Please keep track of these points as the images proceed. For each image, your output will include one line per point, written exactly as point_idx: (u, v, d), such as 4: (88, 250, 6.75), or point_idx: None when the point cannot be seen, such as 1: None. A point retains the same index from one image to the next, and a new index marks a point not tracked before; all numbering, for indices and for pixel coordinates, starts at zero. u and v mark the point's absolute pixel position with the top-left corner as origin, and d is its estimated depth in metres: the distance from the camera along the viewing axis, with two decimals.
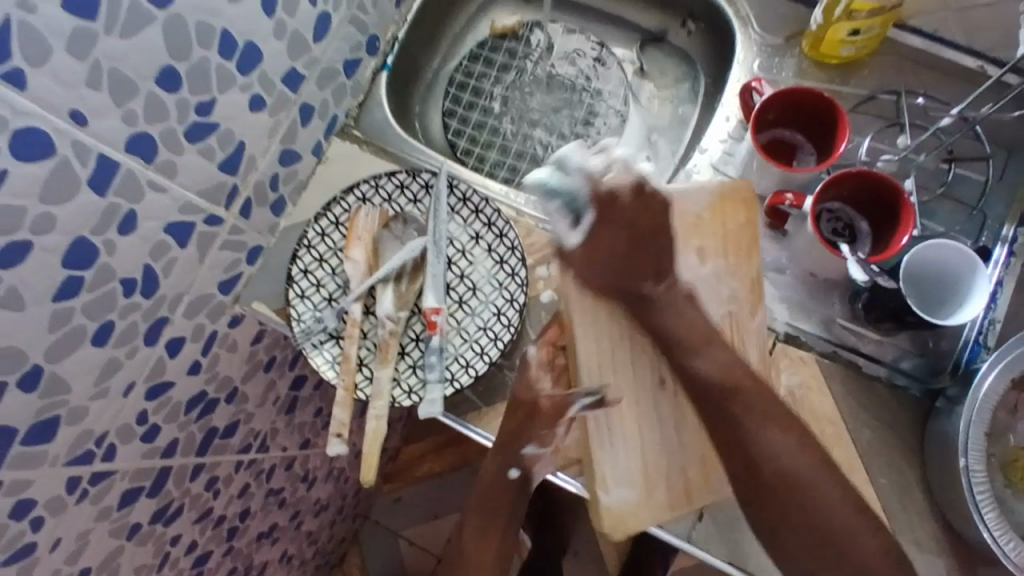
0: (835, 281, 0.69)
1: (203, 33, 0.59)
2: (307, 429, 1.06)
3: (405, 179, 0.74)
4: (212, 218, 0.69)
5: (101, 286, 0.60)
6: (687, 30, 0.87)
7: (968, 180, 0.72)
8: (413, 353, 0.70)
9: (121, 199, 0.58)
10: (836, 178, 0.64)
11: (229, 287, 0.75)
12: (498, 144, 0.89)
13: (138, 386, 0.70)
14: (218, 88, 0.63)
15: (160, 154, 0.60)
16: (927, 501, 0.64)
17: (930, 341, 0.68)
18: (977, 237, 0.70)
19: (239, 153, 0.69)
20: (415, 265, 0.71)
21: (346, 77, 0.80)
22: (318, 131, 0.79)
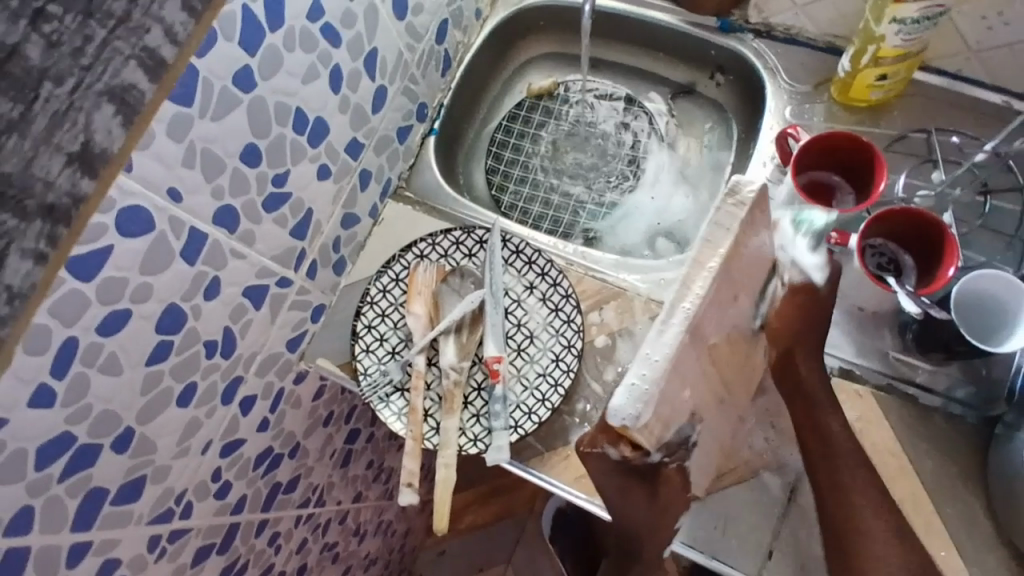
0: (882, 314, 0.71)
1: (281, 112, 0.65)
2: (359, 481, 1.07)
3: (460, 236, 0.79)
4: (283, 281, 0.73)
5: (186, 350, 0.64)
6: (716, 82, 0.92)
7: (1005, 210, 0.74)
8: (477, 402, 0.72)
9: (208, 267, 0.63)
10: (878, 216, 0.68)
11: (295, 345, 0.79)
12: (541, 197, 0.94)
13: (214, 444, 0.73)
14: (291, 160, 0.68)
15: (241, 224, 0.65)
16: (995, 530, 0.64)
17: (983, 369, 0.69)
18: (1019, 266, 0.72)
19: (307, 219, 0.74)
20: (474, 316, 0.74)
21: (399, 143, 0.85)
22: (375, 194, 0.83)
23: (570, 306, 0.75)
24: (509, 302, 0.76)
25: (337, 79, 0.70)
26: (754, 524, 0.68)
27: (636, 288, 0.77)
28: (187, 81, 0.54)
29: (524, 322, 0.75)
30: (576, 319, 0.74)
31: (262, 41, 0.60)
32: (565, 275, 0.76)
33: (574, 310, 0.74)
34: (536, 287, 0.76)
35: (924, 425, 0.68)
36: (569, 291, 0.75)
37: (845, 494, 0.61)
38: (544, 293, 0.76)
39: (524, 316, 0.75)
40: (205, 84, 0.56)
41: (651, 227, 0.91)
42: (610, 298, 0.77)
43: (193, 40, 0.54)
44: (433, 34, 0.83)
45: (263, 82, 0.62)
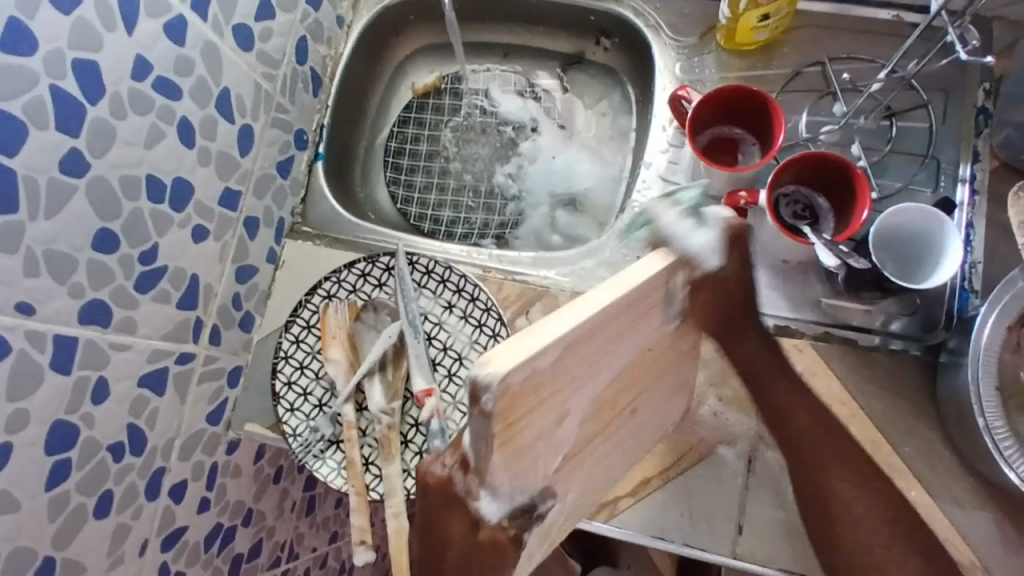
0: (807, 262, 0.69)
1: (129, 185, 0.59)
2: (332, 522, 1.04)
3: (366, 267, 0.73)
4: (183, 356, 0.68)
5: (88, 462, 0.59)
6: (603, 47, 0.87)
7: (913, 130, 0.72)
8: (416, 439, 0.69)
9: (88, 370, 0.57)
10: (785, 165, 0.65)
11: (217, 417, 0.74)
12: (448, 201, 0.89)
13: (152, 542, 0.68)
14: (157, 232, 0.62)
15: (116, 315, 0.59)
16: (956, 457, 0.63)
17: (917, 298, 0.67)
18: (935, 184, 0.70)
19: (195, 286, 0.68)
20: (396, 350, 0.70)
21: (283, 179, 0.79)
22: (268, 238, 0.78)
23: (493, 318, 0.71)
24: (430, 326, 0.72)
25: (187, 132, 0.64)
26: (720, 500, 0.66)
27: (559, 285, 0.73)
28: (2, 184, 0.49)
29: (450, 345, 0.71)
30: (502, 331, 0.70)
31: (84, 118, 0.54)
32: (483, 286, 0.72)
33: (499, 323, 0.70)
34: (455, 304, 0.72)
35: (870, 367, 0.66)
36: (489, 304, 0.71)
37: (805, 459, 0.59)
38: (464, 311, 0.72)
39: (448, 339, 0.71)
40: (25, 182, 0.50)
41: (567, 211, 0.87)
42: (536, 299, 0.73)
43: None
44: (292, 55, 0.77)
45: (97, 159, 0.55)
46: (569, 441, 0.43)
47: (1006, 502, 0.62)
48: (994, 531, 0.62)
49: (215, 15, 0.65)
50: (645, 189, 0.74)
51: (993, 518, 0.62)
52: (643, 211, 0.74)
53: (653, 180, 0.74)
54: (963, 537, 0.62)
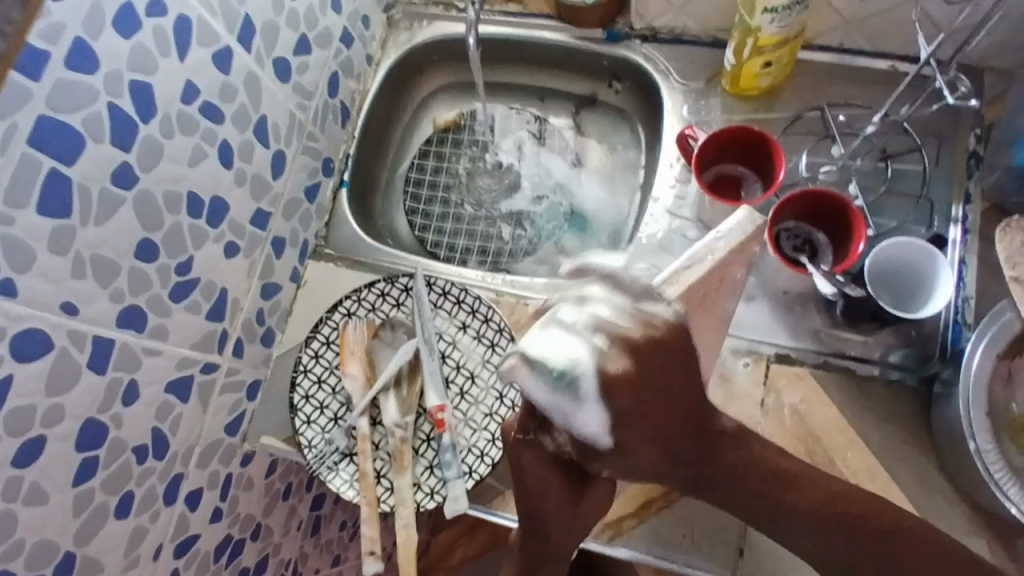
0: (807, 294, 0.73)
1: (171, 200, 0.63)
2: (335, 544, 1.04)
3: (385, 287, 0.77)
4: (208, 366, 0.71)
5: (114, 461, 0.61)
6: (615, 89, 0.93)
7: (907, 172, 0.76)
8: (428, 453, 0.71)
9: (121, 372, 0.60)
10: (785, 201, 0.69)
11: (235, 428, 0.76)
12: (464, 230, 0.93)
13: (166, 547, 0.69)
14: (192, 245, 0.66)
15: (150, 321, 0.63)
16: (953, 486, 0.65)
17: (913, 330, 0.70)
18: (929, 223, 0.74)
19: (223, 299, 0.71)
20: (411, 367, 0.73)
21: (309, 203, 0.83)
22: (293, 258, 0.82)
23: (505, 339, 0.74)
24: (445, 345, 0.75)
25: (226, 153, 0.68)
26: (723, 522, 0.68)
27: None
28: (61, 192, 0.53)
29: (462, 363, 0.74)
30: (513, 352, 0.73)
31: (136, 134, 0.58)
32: (496, 308, 0.75)
33: (510, 343, 0.73)
34: (469, 325, 0.75)
35: (867, 396, 0.69)
36: (502, 325, 0.74)
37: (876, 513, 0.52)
38: (478, 331, 0.75)
39: (462, 357, 0.74)
40: (80, 190, 0.54)
41: (577, 242, 0.91)
42: None
43: (57, 148, 0.52)
44: (324, 89, 0.82)
45: (145, 173, 0.60)
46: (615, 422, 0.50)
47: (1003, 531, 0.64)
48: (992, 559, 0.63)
49: (259, 48, 0.70)
50: (653, 222, 0.78)
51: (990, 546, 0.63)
52: (650, 242, 0.77)
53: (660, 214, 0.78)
54: None
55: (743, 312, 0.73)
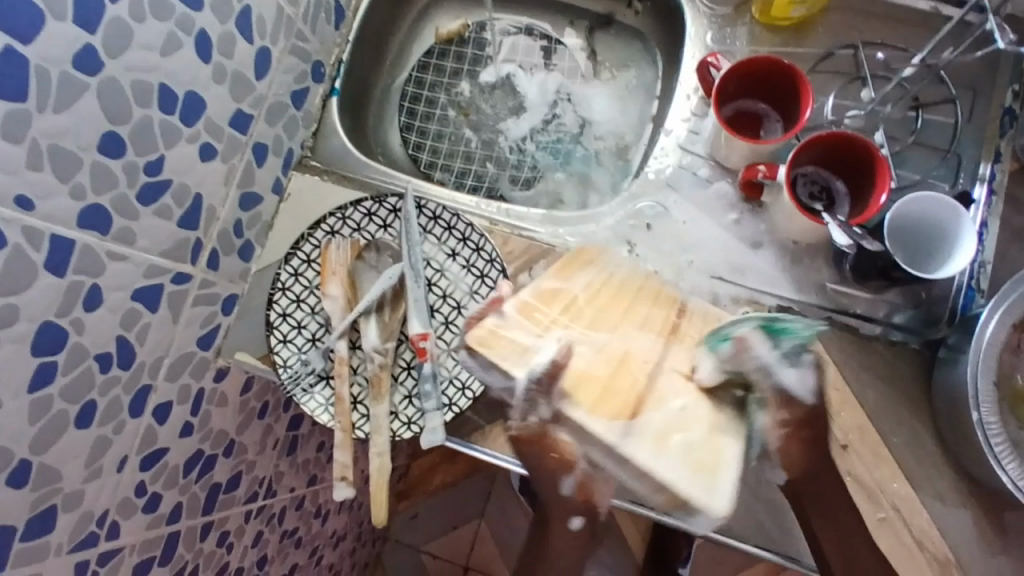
0: (817, 246, 0.69)
1: (140, 92, 0.57)
2: (312, 465, 1.03)
3: (372, 206, 0.72)
4: (179, 276, 0.67)
5: (74, 368, 0.58)
6: (635, 10, 0.86)
7: (938, 124, 0.71)
8: (407, 382, 0.68)
9: (82, 275, 0.56)
10: (807, 143, 0.64)
11: (208, 342, 0.73)
12: (461, 152, 0.88)
13: (131, 459, 0.67)
14: (164, 144, 0.61)
15: (115, 223, 0.58)
16: (944, 455, 0.64)
17: (922, 292, 0.67)
18: (954, 180, 0.70)
19: (197, 206, 0.67)
20: (395, 292, 0.69)
21: (296, 109, 0.78)
22: (275, 168, 0.76)
23: (495, 270, 0.70)
24: (431, 272, 0.71)
25: (205, 46, 0.62)
26: None
27: (565, 243, 0.72)
28: (17, 72, 0.47)
29: (449, 293, 0.71)
30: (503, 284, 0.69)
31: (102, 14, 0.52)
32: (488, 237, 0.71)
33: (500, 275, 0.70)
34: (459, 253, 0.71)
35: (866, 355, 0.66)
36: (493, 255, 0.70)
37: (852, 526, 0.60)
38: (467, 260, 0.71)
39: (449, 286, 0.71)
40: (39, 73, 0.49)
41: (580, 174, 0.86)
42: (539, 257, 0.72)
43: (13, 23, 0.46)
44: None
45: (111, 60, 0.54)
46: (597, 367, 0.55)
47: (988, 502, 0.63)
48: (972, 529, 0.62)
49: None
50: (662, 156, 0.73)
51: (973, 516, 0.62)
52: (656, 178, 0.73)
53: (671, 148, 0.73)
54: (943, 533, 0.61)
55: (746, 258, 0.69)
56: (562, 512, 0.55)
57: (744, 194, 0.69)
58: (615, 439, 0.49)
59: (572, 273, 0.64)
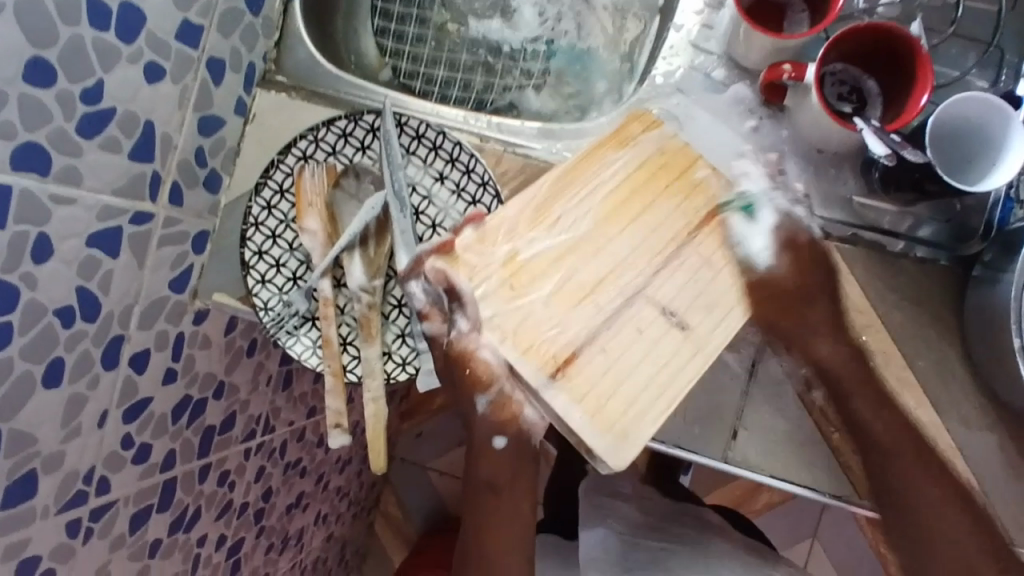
0: (844, 154, 0.62)
1: (64, 6, 0.49)
2: (310, 396, 1.01)
3: (347, 126, 0.64)
4: (140, 217, 0.61)
5: (33, 327, 0.53)
6: None
7: (981, 11, 0.63)
8: (398, 320, 0.63)
9: (25, 225, 0.50)
10: (840, 36, 0.56)
11: (182, 284, 0.68)
12: (444, 58, 0.79)
13: (113, 413, 0.63)
14: (102, 66, 0.53)
15: (56, 163, 0.51)
16: (971, 377, 0.60)
17: (956, 204, 0.61)
18: (996, 76, 0.62)
19: (150, 136, 0.59)
20: (379, 224, 0.63)
21: (253, 16, 0.68)
22: (236, 86, 0.68)
23: (488, 195, 0.63)
24: (418, 199, 0.64)
25: None
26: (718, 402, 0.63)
27: (563, 161, 0.66)
28: None
29: (439, 221, 0.64)
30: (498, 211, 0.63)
31: None
32: (479, 158, 0.64)
33: (494, 201, 0.63)
34: (447, 176, 0.64)
35: (894, 275, 0.61)
36: (486, 178, 0.63)
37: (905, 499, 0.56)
38: (457, 184, 0.64)
39: (438, 215, 0.64)
40: None
41: (578, 79, 0.78)
42: (536, 177, 0.66)
43: None
44: None
45: None
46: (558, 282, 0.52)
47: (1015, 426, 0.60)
48: (997, 454, 0.59)
49: None
50: (671, 56, 0.65)
51: (1000, 440, 0.59)
52: (665, 82, 0.65)
53: (681, 47, 0.65)
54: (966, 458, 0.59)
55: None
56: (484, 429, 0.59)
57: (763, 96, 0.62)
58: (539, 384, 0.51)
59: (588, 167, 0.55)
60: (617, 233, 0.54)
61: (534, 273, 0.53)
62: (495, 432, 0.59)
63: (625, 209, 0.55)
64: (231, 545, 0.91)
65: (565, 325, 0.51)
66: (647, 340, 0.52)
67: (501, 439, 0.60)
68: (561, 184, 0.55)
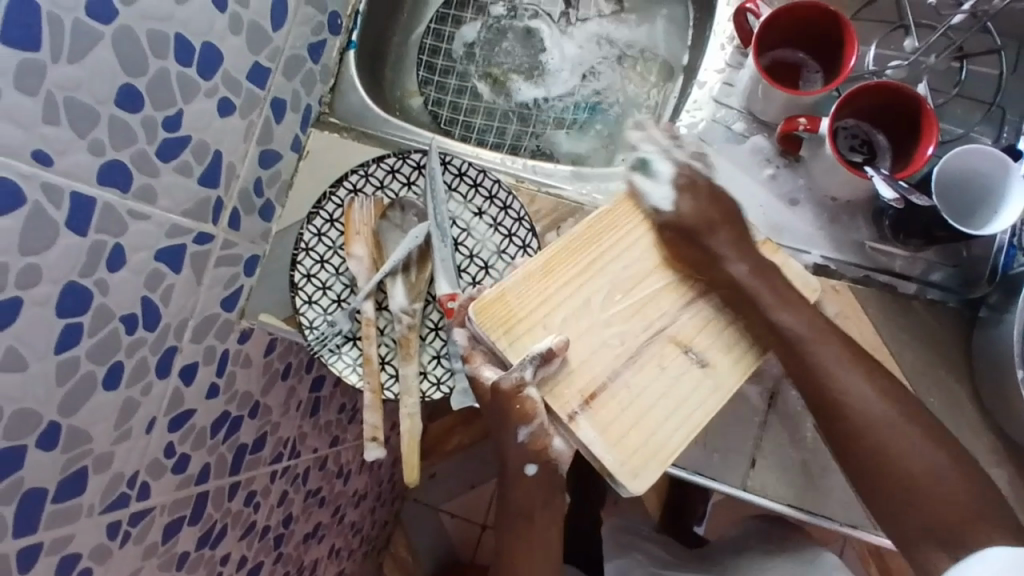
0: (856, 202, 0.66)
1: (157, 42, 0.55)
2: (334, 426, 1.03)
3: (395, 163, 0.70)
4: (201, 236, 0.66)
5: (101, 329, 0.57)
6: None
7: (982, 76, 0.68)
8: (435, 342, 0.67)
9: (104, 234, 0.55)
10: (850, 94, 0.61)
11: (232, 304, 0.72)
12: (482, 107, 0.86)
13: (160, 420, 0.67)
14: (182, 97, 0.59)
15: (136, 180, 0.57)
16: (981, 414, 0.63)
17: (963, 250, 0.65)
18: (998, 134, 0.67)
19: (217, 163, 0.65)
20: (421, 252, 0.68)
21: (313, 63, 0.75)
22: (294, 124, 0.74)
23: (524, 230, 0.68)
24: (458, 232, 0.69)
25: None
26: None
27: (594, 201, 0.71)
28: (28, 18, 0.45)
29: (476, 252, 0.69)
30: (532, 243, 0.68)
31: None
32: (516, 195, 0.69)
33: (530, 234, 0.68)
34: (486, 211, 0.69)
35: (905, 315, 0.65)
36: (522, 214, 0.68)
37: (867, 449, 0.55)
38: (495, 218, 0.69)
39: (476, 246, 0.69)
40: (49, 19, 0.47)
41: (608, 126, 0.84)
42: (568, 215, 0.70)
43: None
44: None
45: (125, 7, 0.52)
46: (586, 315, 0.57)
47: None
48: (1009, 490, 0.62)
49: None
50: (695, 110, 0.71)
51: (1011, 476, 0.62)
52: (689, 132, 0.70)
53: (704, 102, 0.71)
54: None
55: (781, 215, 0.67)
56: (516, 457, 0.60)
57: (781, 148, 0.67)
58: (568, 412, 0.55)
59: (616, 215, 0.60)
60: (645, 276, 0.58)
61: (564, 311, 0.57)
62: (526, 459, 0.60)
63: (644, 256, 0.59)
64: (251, 568, 0.92)
65: (593, 359, 0.56)
66: (669, 374, 0.56)
67: (532, 468, 0.60)
68: (591, 231, 0.59)
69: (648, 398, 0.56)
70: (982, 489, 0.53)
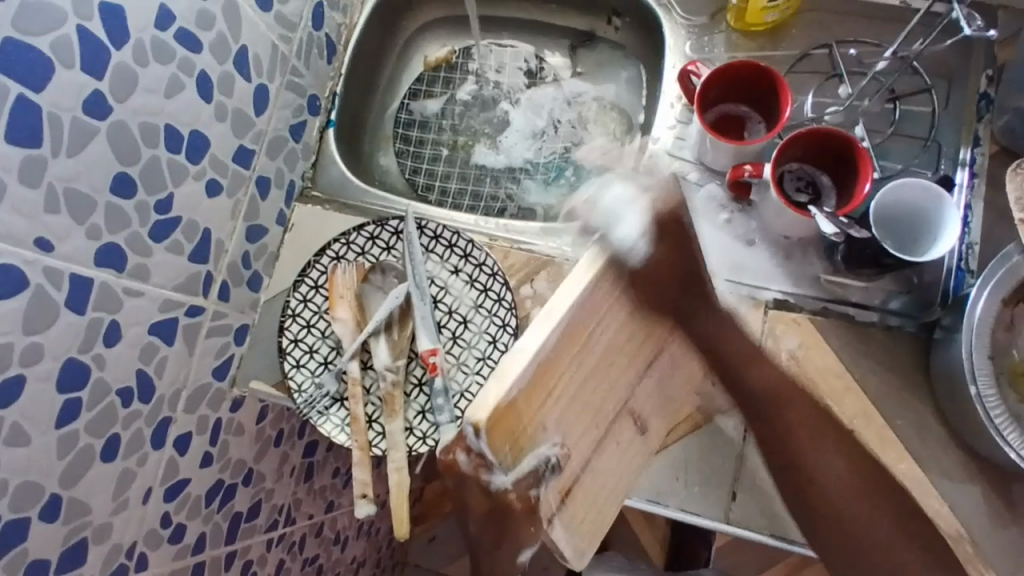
0: (808, 239, 0.71)
1: (148, 133, 0.60)
2: (329, 491, 1.04)
3: (374, 230, 0.74)
4: (193, 310, 0.69)
5: (98, 403, 0.60)
6: (614, 26, 0.91)
7: (915, 114, 0.74)
8: (419, 398, 0.70)
9: (101, 313, 0.58)
10: (789, 141, 0.67)
11: (223, 373, 0.75)
12: (456, 172, 0.91)
13: (155, 491, 0.68)
14: (173, 182, 0.64)
15: (130, 260, 0.60)
16: (947, 431, 0.65)
17: (914, 277, 0.69)
18: (936, 166, 0.72)
19: (206, 241, 0.69)
20: (402, 311, 0.71)
21: (295, 142, 0.80)
22: (278, 200, 0.79)
23: (499, 284, 0.72)
24: (436, 290, 0.73)
25: (206, 86, 0.65)
26: (716, 467, 0.68)
27: (564, 254, 0.75)
28: (29, 121, 0.50)
29: (455, 308, 0.72)
30: (506, 296, 0.71)
31: (109, 61, 0.55)
32: (490, 253, 0.73)
33: (503, 288, 0.72)
34: (462, 269, 0.73)
35: (864, 342, 0.68)
36: (495, 269, 0.72)
37: (819, 501, 0.55)
38: (471, 275, 0.73)
39: (454, 303, 0.72)
40: (51, 119, 0.52)
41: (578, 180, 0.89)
42: (540, 268, 0.75)
43: (26, 73, 0.49)
44: (308, 20, 0.78)
45: (120, 104, 0.57)
46: (563, 398, 0.45)
47: (994, 477, 0.64)
48: (982, 505, 0.64)
49: None
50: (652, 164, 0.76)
51: (982, 491, 0.64)
52: None
53: (660, 155, 0.76)
54: (953, 509, 0.63)
55: (739, 256, 0.71)
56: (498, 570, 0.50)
57: (732, 194, 0.72)
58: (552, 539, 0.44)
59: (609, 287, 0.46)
60: (629, 365, 0.49)
61: (559, 409, 0.44)
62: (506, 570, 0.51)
63: (627, 344, 0.48)
64: None
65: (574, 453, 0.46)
66: (624, 450, 0.51)
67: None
68: (578, 309, 0.44)
69: (612, 477, 0.50)
70: (925, 549, 0.54)
